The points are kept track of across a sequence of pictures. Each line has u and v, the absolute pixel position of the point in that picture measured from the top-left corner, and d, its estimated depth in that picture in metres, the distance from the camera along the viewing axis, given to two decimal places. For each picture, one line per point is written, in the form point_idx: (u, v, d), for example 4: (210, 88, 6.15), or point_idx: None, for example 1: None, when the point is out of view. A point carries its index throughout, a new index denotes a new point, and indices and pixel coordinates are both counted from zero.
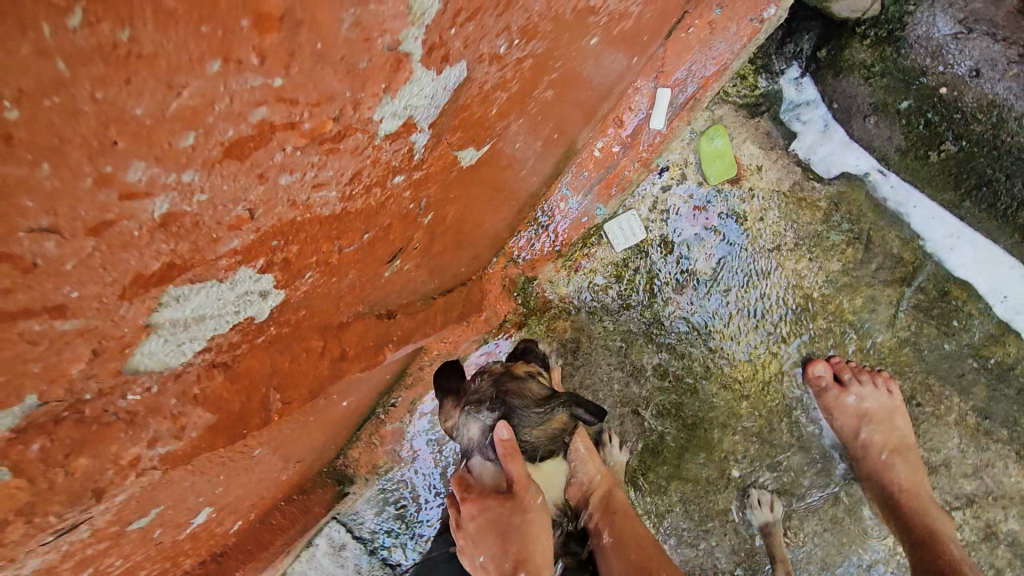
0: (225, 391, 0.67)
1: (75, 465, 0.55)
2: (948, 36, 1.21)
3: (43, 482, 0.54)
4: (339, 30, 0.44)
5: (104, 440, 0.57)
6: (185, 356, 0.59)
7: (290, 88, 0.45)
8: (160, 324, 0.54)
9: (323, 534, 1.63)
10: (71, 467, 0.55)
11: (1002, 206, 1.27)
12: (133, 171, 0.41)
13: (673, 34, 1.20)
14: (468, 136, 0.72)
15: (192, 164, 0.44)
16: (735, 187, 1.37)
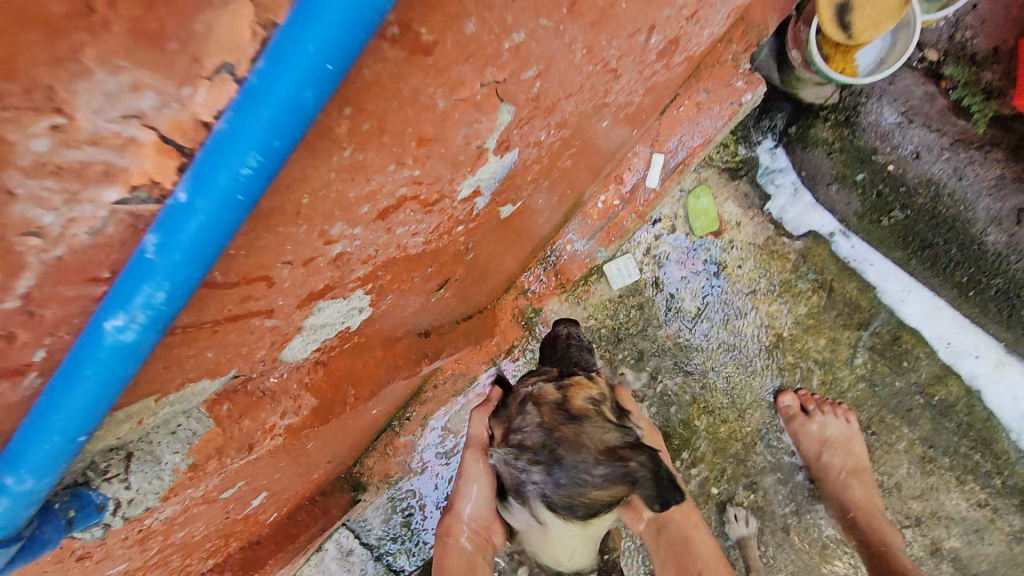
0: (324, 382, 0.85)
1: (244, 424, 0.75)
2: (892, 124, 1.45)
3: (225, 432, 0.73)
4: (455, 141, 0.60)
5: (259, 407, 0.77)
6: (307, 350, 0.74)
7: (425, 177, 0.61)
8: (308, 325, 0.68)
9: (333, 540, 1.76)
10: (241, 424, 0.75)
11: (943, 265, 1.48)
12: (334, 228, 0.57)
13: (668, 111, 1.44)
14: (508, 195, 0.91)
15: (360, 222, 0.59)
16: (717, 239, 1.59)
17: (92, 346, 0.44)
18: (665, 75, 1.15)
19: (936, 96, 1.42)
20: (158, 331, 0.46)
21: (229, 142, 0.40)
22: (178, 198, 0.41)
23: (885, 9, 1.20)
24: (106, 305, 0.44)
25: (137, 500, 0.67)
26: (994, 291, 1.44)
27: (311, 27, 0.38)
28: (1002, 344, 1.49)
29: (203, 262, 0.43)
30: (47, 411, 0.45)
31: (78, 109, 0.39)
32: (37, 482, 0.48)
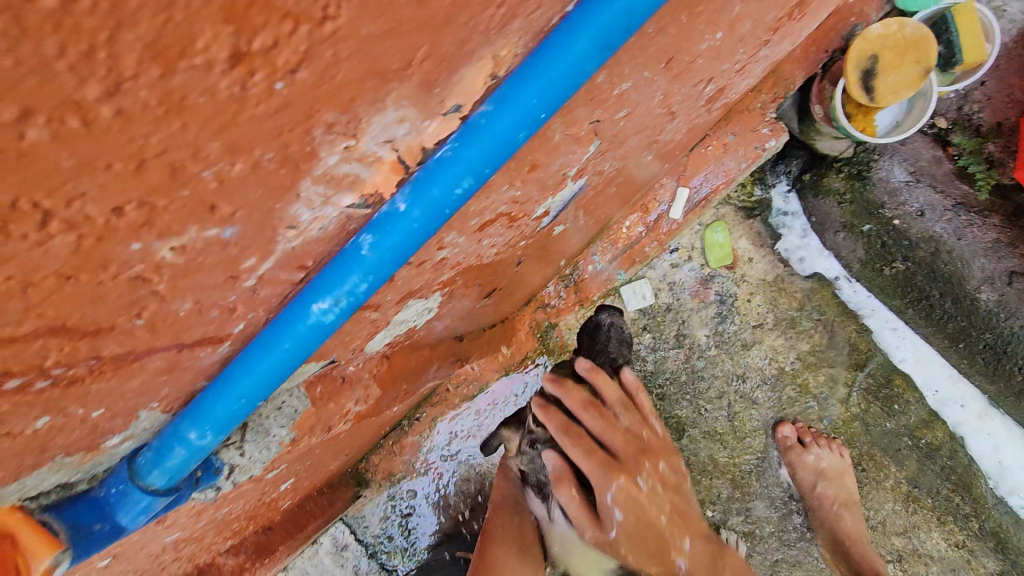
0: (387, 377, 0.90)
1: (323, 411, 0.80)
2: (902, 181, 1.58)
3: (317, 411, 0.79)
4: (553, 166, 0.67)
5: (339, 393, 0.82)
6: (382, 344, 0.79)
7: (522, 197, 0.68)
8: (394, 320, 0.73)
9: (329, 534, 1.78)
10: (326, 407, 0.81)
11: (937, 316, 1.58)
12: (450, 236, 0.63)
13: (696, 150, 1.54)
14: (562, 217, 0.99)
15: (465, 233, 0.65)
16: (730, 272, 1.68)
17: (297, 322, 0.54)
18: (705, 117, 1.23)
19: (942, 160, 1.57)
20: (345, 315, 0.55)
21: (452, 166, 0.50)
22: (398, 206, 0.50)
23: (910, 78, 1.31)
24: (314, 291, 0.53)
25: (245, 467, 0.73)
26: (983, 345, 1.56)
27: (536, 85, 0.48)
28: (986, 395, 1.61)
29: (401, 260, 0.53)
30: (246, 371, 0.56)
31: (361, 136, 0.46)
32: (217, 429, 0.59)
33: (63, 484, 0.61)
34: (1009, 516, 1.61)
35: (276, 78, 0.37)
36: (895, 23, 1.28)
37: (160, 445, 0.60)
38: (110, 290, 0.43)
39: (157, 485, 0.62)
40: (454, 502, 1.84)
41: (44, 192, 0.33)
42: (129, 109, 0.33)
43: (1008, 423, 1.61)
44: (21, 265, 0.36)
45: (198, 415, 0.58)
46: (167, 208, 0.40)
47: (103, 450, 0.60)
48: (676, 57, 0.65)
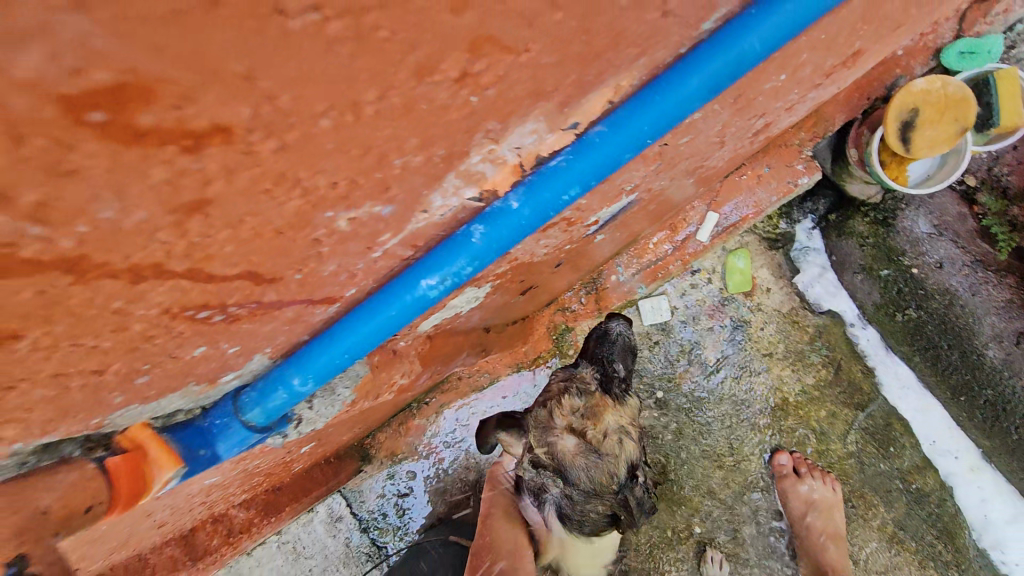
0: (427, 357, 0.95)
1: (371, 380, 0.86)
2: (925, 233, 1.63)
3: (373, 379, 0.86)
4: (618, 180, 0.72)
5: (388, 366, 0.88)
6: (430, 325, 0.84)
7: (585, 206, 0.73)
8: (449, 304, 0.79)
9: (326, 503, 1.83)
10: (376, 377, 0.87)
11: (942, 366, 1.62)
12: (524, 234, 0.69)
13: (731, 177, 1.58)
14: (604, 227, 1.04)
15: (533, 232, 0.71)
16: (745, 299, 1.72)
17: (405, 293, 0.64)
18: (748, 148, 1.28)
19: (967, 217, 1.63)
20: (448, 289, 0.66)
21: (564, 178, 0.60)
22: (511, 204, 0.60)
23: (945, 134, 1.35)
24: (425, 268, 0.63)
25: (310, 419, 0.83)
26: (984, 400, 1.59)
27: (647, 117, 0.58)
28: (980, 449, 1.63)
29: (504, 247, 0.64)
30: (341, 339, 0.67)
31: (501, 142, 0.56)
32: (309, 380, 0.70)
33: (170, 412, 0.70)
34: (987, 569, 1.65)
35: (474, 93, 0.48)
36: (938, 81, 1.32)
37: (264, 386, 0.71)
38: (297, 245, 0.53)
39: (255, 421, 0.74)
40: (451, 488, 1.90)
41: (305, 166, 0.45)
42: (384, 110, 0.45)
43: (1000, 480, 1.63)
44: (261, 220, 0.48)
45: (303, 365, 0.68)
46: (355, 181, 0.50)
47: (217, 385, 0.69)
48: (743, 94, 0.71)
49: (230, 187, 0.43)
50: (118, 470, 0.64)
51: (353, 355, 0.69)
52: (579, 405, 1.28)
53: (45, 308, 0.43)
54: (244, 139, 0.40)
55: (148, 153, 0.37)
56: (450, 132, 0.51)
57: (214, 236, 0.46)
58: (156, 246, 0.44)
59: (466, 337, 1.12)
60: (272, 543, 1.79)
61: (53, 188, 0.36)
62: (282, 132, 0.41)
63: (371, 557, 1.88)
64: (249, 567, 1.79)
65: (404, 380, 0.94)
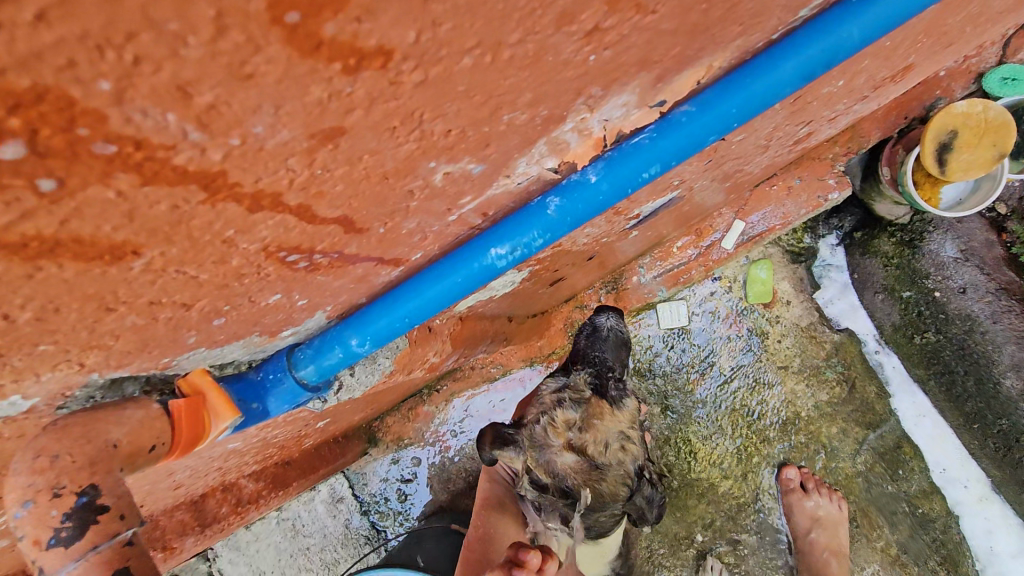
0: (458, 338, 0.94)
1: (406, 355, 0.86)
2: (951, 257, 1.59)
3: (408, 353, 0.86)
4: (673, 173, 0.72)
5: (422, 344, 0.88)
6: (466, 305, 0.84)
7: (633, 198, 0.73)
8: (489, 285, 0.79)
9: (329, 483, 1.83)
10: (409, 353, 0.87)
11: (956, 393, 1.62)
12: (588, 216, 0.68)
13: (760, 186, 1.58)
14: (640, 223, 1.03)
15: None
16: (765, 310, 1.71)
17: (473, 262, 0.63)
18: (784, 157, 1.29)
19: (994, 244, 1.59)
20: (515, 262, 0.65)
21: (647, 155, 0.59)
22: (589, 178, 0.60)
23: (981, 159, 1.34)
24: (495, 238, 0.62)
25: (350, 387, 0.83)
26: (996, 430, 1.56)
27: (737, 97, 0.57)
28: (990, 479, 1.63)
29: (579, 222, 0.63)
30: (401, 305, 0.66)
31: (594, 112, 0.56)
32: (365, 342, 0.69)
33: (224, 362, 0.72)
34: None
35: (594, 51, 0.48)
36: (980, 104, 1.31)
37: (321, 344, 0.71)
38: (392, 196, 0.53)
39: (309, 376, 0.73)
40: (454, 477, 1.89)
41: (432, 107, 0.44)
42: (517, 55, 0.44)
43: (1008, 512, 1.63)
44: (376, 160, 0.47)
45: (363, 325, 0.67)
46: (467, 134, 0.49)
47: (276, 339, 0.70)
48: (802, 96, 0.71)
49: (366, 117, 0.42)
50: (181, 412, 0.64)
51: (418, 319, 0.68)
52: (575, 417, 1.25)
53: (171, 225, 0.43)
54: (397, 67, 0.39)
55: (316, 67, 0.36)
56: (538, 101, 0.50)
57: (332, 169, 0.45)
58: (281, 171, 0.43)
59: (491, 324, 1.11)
60: (273, 518, 1.80)
61: (225, 91, 0.35)
62: (428, 64, 0.40)
63: (370, 541, 1.89)
64: (249, 540, 1.80)
65: (434, 359, 0.95)
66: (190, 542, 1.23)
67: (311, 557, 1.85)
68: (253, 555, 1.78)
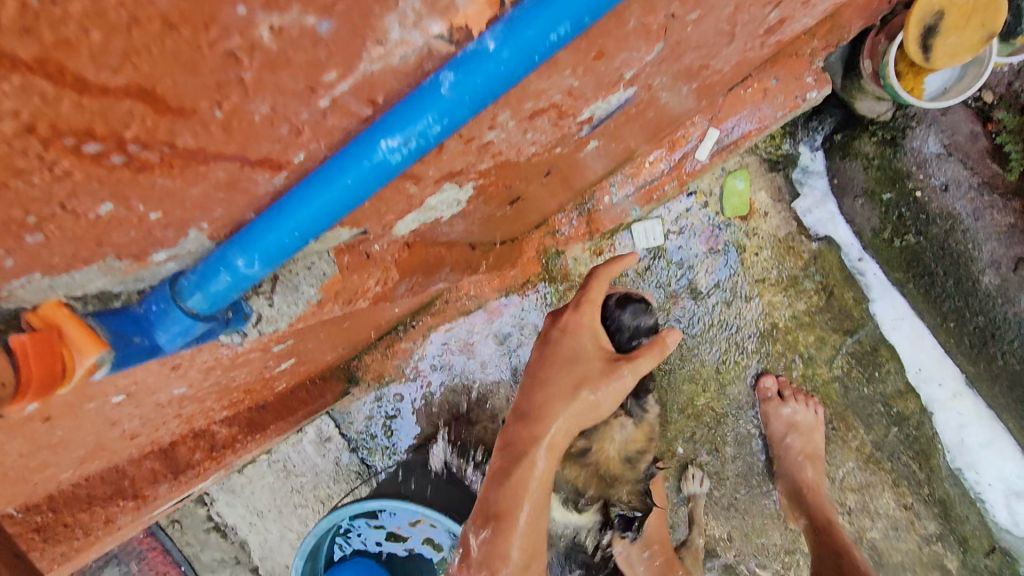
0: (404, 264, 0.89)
1: (341, 282, 0.82)
2: (934, 153, 1.55)
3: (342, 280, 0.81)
4: (615, 62, 0.66)
5: (360, 270, 0.84)
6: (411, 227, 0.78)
7: (577, 88, 0.66)
8: (425, 204, 0.74)
9: (315, 424, 1.86)
10: (347, 282, 0.83)
11: (935, 294, 1.61)
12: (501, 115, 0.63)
13: (735, 89, 1.47)
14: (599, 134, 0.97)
15: (516, 116, 0.65)
16: (742, 223, 1.67)
17: (364, 158, 0.57)
18: (751, 57, 1.20)
19: (978, 136, 1.55)
20: (411, 158, 0.59)
21: (551, 14, 0.52)
22: (486, 46, 0.53)
23: (969, 43, 1.25)
24: (387, 127, 0.56)
25: (271, 318, 0.78)
26: (973, 326, 1.59)
27: None
28: (965, 376, 1.66)
29: (478, 102, 0.56)
30: (296, 206, 0.60)
31: None
32: (260, 265, 0.63)
33: (105, 296, 0.71)
34: (957, 488, 1.70)
35: None
36: None
37: (205, 269, 0.64)
38: (205, 58, 0.49)
39: (195, 309, 0.66)
40: (438, 411, 1.85)
41: None
42: None
43: (980, 404, 1.67)
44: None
45: (247, 244, 0.62)
46: None
47: (149, 265, 0.70)
48: None
49: None
50: (27, 350, 0.55)
51: (316, 229, 0.62)
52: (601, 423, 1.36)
53: None
54: None
55: None
56: None
57: (64, 6, 0.40)
58: None
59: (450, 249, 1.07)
60: (263, 462, 1.89)
61: None
62: None
63: (360, 476, 1.89)
64: (242, 483, 1.93)
65: (378, 289, 0.91)
66: (164, 489, 1.22)
67: (305, 495, 1.91)
68: (250, 495, 1.93)
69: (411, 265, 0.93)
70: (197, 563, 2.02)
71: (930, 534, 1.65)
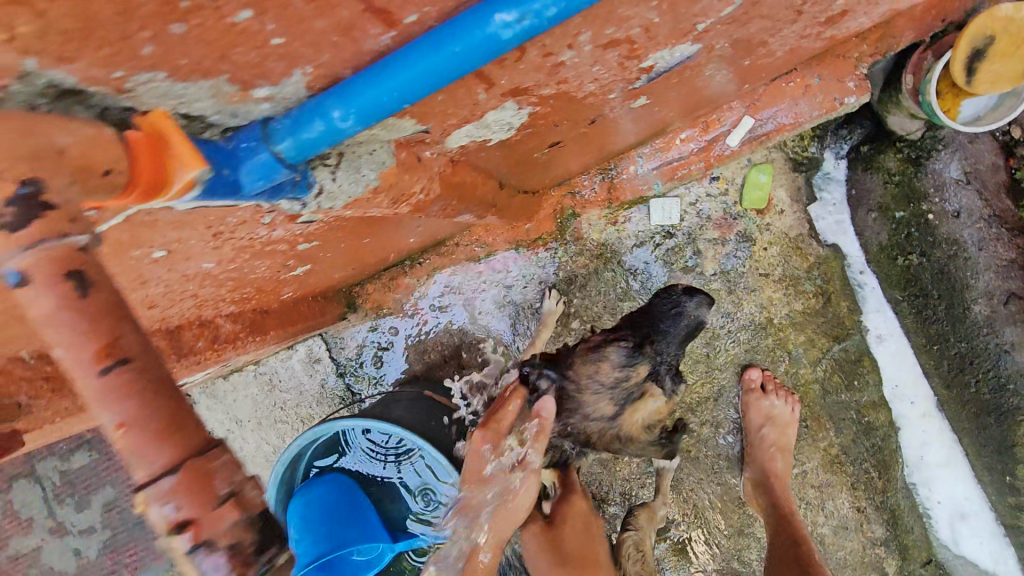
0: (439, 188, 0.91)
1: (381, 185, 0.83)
2: (953, 179, 1.57)
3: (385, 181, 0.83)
4: None
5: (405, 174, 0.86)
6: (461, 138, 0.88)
7: None
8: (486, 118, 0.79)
9: (306, 344, 1.90)
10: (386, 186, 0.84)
11: (925, 315, 1.68)
12: None
13: (777, 80, 1.49)
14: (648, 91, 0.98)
15: None
16: (757, 217, 1.69)
17: (477, 29, 0.63)
18: (797, 50, 1.23)
19: (999, 169, 1.56)
20: (515, 39, 0.66)
21: None
22: None
23: (1012, 73, 1.28)
24: (502, 5, 0.63)
25: (331, 194, 0.80)
26: (955, 351, 1.66)
27: None
28: (936, 397, 1.74)
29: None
30: (404, 64, 0.66)
31: None
32: (355, 119, 0.68)
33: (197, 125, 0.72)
34: (907, 499, 1.80)
35: None
36: None
37: (299, 115, 0.69)
38: None
39: (281, 154, 0.69)
40: (431, 350, 1.89)
41: None
42: None
43: (946, 427, 1.76)
44: None
45: (347, 97, 0.66)
46: None
47: (248, 100, 0.73)
48: None
49: None
50: (137, 147, 0.60)
51: (414, 92, 0.68)
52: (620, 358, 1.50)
53: None
54: None
55: None
56: None
57: None
58: None
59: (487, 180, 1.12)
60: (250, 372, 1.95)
61: None
62: None
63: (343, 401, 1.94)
64: (225, 391, 1.99)
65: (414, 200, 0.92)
66: None
67: (287, 410, 1.97)
68: (230, 404, 1.99)
69: (449, 183, 0.96)
70: None
71: (874, 538, 1.74)
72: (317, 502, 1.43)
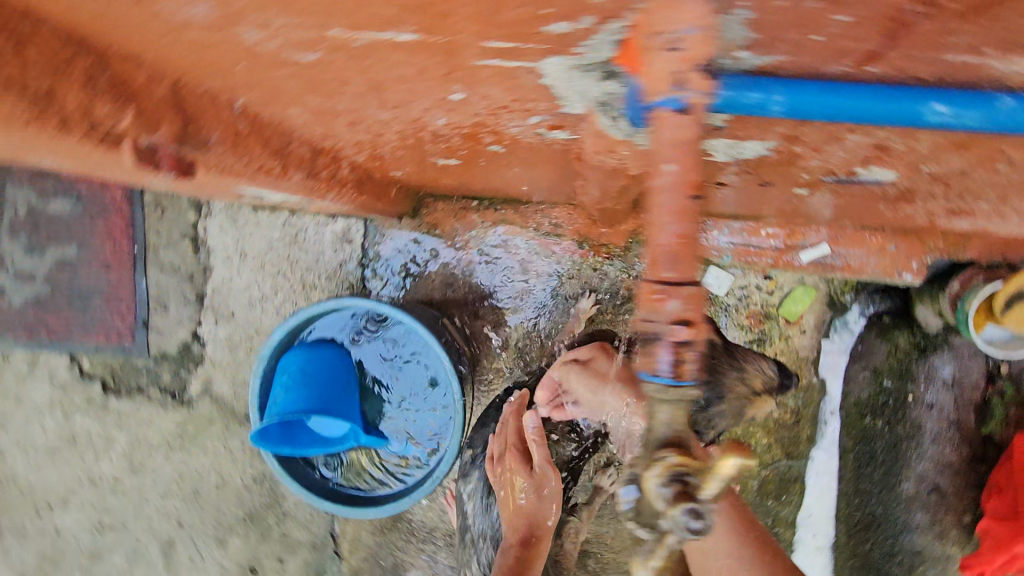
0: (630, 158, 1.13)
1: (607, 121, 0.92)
2: (944, 377, 1.79)
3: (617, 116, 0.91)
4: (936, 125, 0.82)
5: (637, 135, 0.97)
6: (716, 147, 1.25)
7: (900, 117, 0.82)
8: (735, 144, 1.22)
9: (346, 222, 1.99)
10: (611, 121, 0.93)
11: (862, 470, 1.92)
12: None
13: (864, 230, 1.63)
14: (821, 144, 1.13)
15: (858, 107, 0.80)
16: (784, 324, 1.92)
17: (922, 110, 0.80)
18: (904, 212, 1.43)
19: (980, 388, 1.78)
20: (943, 123, 0.81)
21: None
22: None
23: None
24: (949, 98, 0.79)
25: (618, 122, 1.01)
26: (870, 510, 1.91)
27: None
28: (834, 539, 1.98)
29: (1004, 124, 0.80)
30: (857, 94, 0.81)
31: None
32: (781, 109, 0.83)
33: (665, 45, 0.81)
34: None
35: None
36: None
37: (750, 84, 0.82)
38: None
39: (715, 102, 0.82)
40: (459, 286, 2.01)
41: None
42: None
43: (830, 567, 2.00)
44: None
45: (802, 91, 0.81)
46: None
47: (731, 54, 0.82)
48: None
49: None
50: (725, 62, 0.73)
51: (842, 114, 0.83)
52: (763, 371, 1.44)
53: None
54: None
55: None
56: None
57: None
58: None
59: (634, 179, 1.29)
60: (284, 217, 2.00)
61: None
62: None
63: (351, 288, 2.04)
64: (245, 222, 2.03)
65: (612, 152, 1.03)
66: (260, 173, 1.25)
67: (295, 269, 2.03)
68: (245, 234, 2.02)
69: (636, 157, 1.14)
70: (155, 254, 2.06)
71: None
72: (319, 362, 1.54)
